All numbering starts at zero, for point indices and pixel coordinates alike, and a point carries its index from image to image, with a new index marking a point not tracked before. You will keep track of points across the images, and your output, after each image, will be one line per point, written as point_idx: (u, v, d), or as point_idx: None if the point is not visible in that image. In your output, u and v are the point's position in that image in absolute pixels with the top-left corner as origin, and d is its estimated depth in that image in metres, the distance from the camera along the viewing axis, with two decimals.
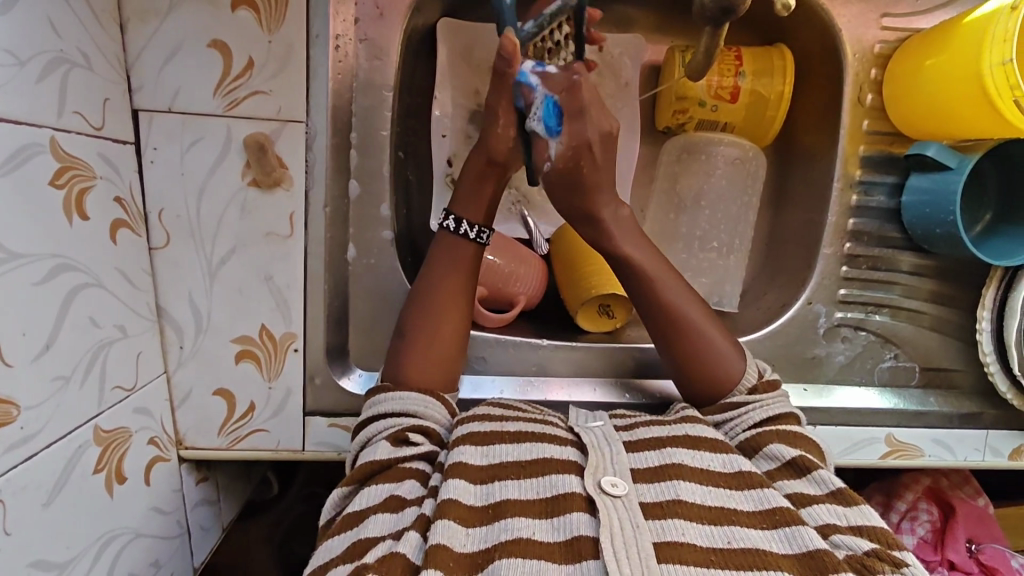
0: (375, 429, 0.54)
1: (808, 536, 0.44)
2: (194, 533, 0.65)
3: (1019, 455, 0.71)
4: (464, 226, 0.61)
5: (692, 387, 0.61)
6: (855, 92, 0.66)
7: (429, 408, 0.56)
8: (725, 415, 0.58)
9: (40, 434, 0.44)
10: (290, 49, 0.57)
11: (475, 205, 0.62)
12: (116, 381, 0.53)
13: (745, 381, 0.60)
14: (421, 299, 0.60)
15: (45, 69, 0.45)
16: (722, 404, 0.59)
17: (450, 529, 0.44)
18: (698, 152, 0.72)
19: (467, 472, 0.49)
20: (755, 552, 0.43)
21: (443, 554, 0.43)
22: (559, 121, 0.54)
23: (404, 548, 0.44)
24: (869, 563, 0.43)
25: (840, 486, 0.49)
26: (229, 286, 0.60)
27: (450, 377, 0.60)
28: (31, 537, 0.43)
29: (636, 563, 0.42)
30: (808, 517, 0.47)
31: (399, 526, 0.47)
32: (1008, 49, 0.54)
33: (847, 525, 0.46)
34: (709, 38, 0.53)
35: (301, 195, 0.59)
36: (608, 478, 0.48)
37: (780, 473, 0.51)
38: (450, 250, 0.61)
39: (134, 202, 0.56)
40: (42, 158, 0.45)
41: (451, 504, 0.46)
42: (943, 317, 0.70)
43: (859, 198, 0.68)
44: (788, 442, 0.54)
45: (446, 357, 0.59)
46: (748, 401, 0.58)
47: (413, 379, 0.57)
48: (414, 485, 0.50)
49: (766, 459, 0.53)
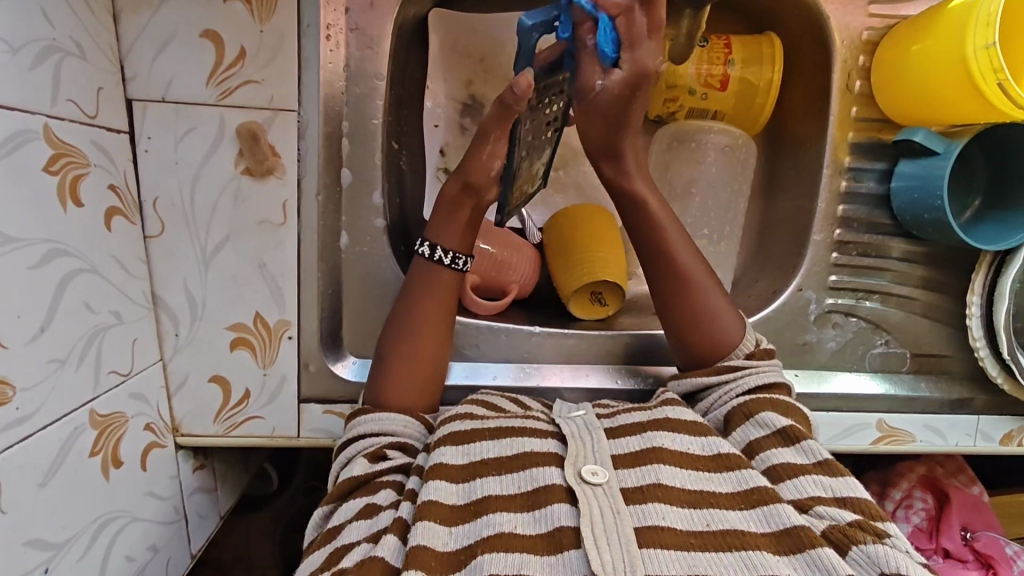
0: (353, 449, 0.55)
1: (784, 513, 0.45)
2: (191, 520, 0.66)
3: (1010, 440, 0.72)
4: (438, 252, 0.60)
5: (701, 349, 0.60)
6: (843, 79, 0.67)
7: (405, 426, 0.56)
8: (722, 377, 0.58)
9: (35, 415, 0.44)
10: (282, 39, 0.58)
11: (450, 228, 0.61)
12: (112, 366, 0.54)
13: (743, 347, 0.59)
14: (400, 331, 0.60)
15: (39, 58, 0.46)
16: (719, 366, 0.59)
17: (431, 530, 0.45)
18: (687, 141, 0.73)
19: (447, 472, 0.50)
20: (733, 534, 0.44)
21: (423, 555, 0.44)
22: (615, 48, 0.51)
23: (384, 552, 0.45)
24: (853, 533, 0.43)
25: (827, 456, 0.50)
26: (222, 273, 0.61)
27: (435, 399, 0.61)
28: (28, 515, 0.43)
29: (616, 549, 0.42)
30: (791, 488, 0.48)
31: (375, 529, 0.48)
32: (991, 33, 0.54)
33: (831, 496, 0.47)
34: (690, 20, 0.55)
35: (294, 183, 0.60)
36: (589, 467, 0.49)
37: (767, 441, 0.52)
38: (425, 276, 0.60)
39: (129, 191, 0.57)
40: (36, 145, 0.45)
41: (433, 506, 0.47)
42: (933, 303, 0.71)
43: (849, 184, 0.68)
44: (780, 411, 0.54)
45: (429, 383, 0.60)
46: (746, 366, 0.58)
47: (394, 403, 0.58)
48: (388, 492, 0.51)
49: (755, 426, 0.53)
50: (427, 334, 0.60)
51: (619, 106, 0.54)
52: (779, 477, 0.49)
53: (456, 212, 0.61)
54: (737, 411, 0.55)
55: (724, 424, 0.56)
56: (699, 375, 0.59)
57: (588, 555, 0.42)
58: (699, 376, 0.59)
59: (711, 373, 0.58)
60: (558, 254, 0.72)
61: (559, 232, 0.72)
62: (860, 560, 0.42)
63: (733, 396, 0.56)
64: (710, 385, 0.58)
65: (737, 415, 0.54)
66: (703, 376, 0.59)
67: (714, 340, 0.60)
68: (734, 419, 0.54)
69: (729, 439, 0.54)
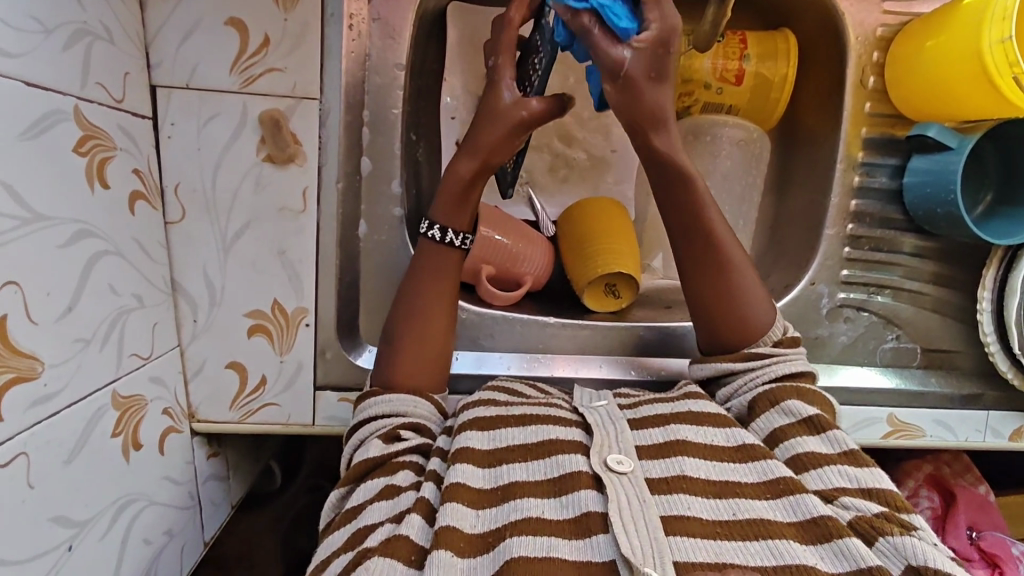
0: (367, 430, 0.55)
1: (811, 503, 0.45)
2: (205, 507, 0.66)
3: (1018, 436, 0.72)
4: (446, 233, 0.60)
5: (725, 330, 0.61)
6: (857, 75, 0.67)
7: (418, 406, 0.57)
8: (748, 363, 0.58)
9: (61, 393, 0.45)
10: (306, 27, 0.58)
11: (454, 204, 0.60)
12: (133, 349, 0.54)
13: (772, 333, 0.60)
14: (406, 308, 0.60)
15: (70, 39, 0.46)
16: (745, 353, 0.59)
17: (459, 511, 0.46)
18: (703, 135, 0.73)
19: (474, 457, 0.50)
20: (760, 523, 0.45)
21: (452, 535, 0.44)
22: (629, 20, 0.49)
23: (408, 530, 0.45)
24: (880, 524, 0.44)
25: (852, 446, 0.50)
26: (242, 259, 0.61)
27: (443, 378, 0.61)
28: (53, 492, 0.44)
29: (644, 535, 0.43)
30: (817, 478, 0.49)
31: (398, 509, 0.48)
32: (1007, 27, 0.55)
33: (858, 487, 0.47)
34: (713, 14, 0.54)
35: (314, 171, 0.61)
36: (615, 455, 0.49)
37: (794, 429, 0.52)
38: (434, 257, 0.61)
39: (152, 175, 0.57)
40: (66, 126, 0.46)
41: (460, 488, 0.47)
42: (944, 299, 0.71)
43: (862, 179, 0.69)
44: (806, 400, 0.54)
45: (439, 360, 0.60)
46: (774, 353, 0.58)
47: (404, 382, 0.58)
48: (409, 474, 0.51)
49: (780, 414, 0.54)
50: (436, 311, 0.60)
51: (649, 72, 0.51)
52: (805, 466, 0.50)
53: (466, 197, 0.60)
54: (764, 398, 0.55)
55: (749, 412, 0.56)
56: (726, 360, 0.59)
57: (617, 538, 0.42)
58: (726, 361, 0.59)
59: (735, 359, 0.59)
60: (573, 246, 0.72)
61: (573, 225, 0.73)
62: (887, 550, 0.43)
63: (760, 382, 0.57)
64: (737, 370, 0.58)
65: (764, 402, 0.55)
66: (729, 361, 0.59)
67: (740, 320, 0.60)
68: (760, 408, 0.55)
69: (753, 426, 0.55)
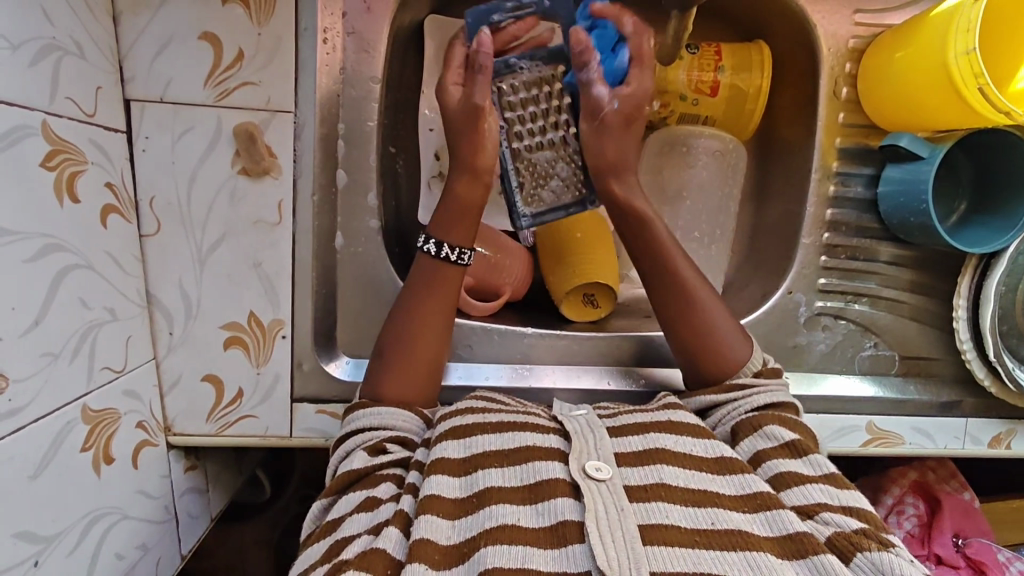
0: (352, 443, 0.55)
1: (787, 519, 0.45)
2: (182, 521, 0.66)
3: (998, 442, 0.73)
4: (445, 249, 0.61)
5: (696, 366, 0.61)
6: (830, 86, 0.68)
7: (407, 420, 0.57)
8: (727, 395, 0.58)
9: (28, 407, 0.45)
10: (279, 41, 0.59)
11: (454, 224, 0.61)
12: (105, 362, 0.54)
13: (750, 365, 0.59)
14: (400, 326, 0.60)
15: (39, 55, 0.46)
16: (728, 384, 0.58)
17: (434, 524, 0.46)
18: (679, 145, 0.73)
19: (447, 466, 0.50)
20: (737, 533, 0.44)
21: (427, 547, 0.44)
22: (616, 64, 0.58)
23: (385, 544, 0.45)
24: (859, 540, 0.44)
25: (832, 470, 0.50)
26: (217, 271, 0.61)
27: (434, 390, 0.61)
28: (17, 508, 0.43)
29: (621, 546, 0.43)
30: (798, 494, 0.48)
31: (376, 521, 0.48)
32: (971, 39, 0.56)
33: (839, 505, 0.47)
34: (678, 23, 0.55)
35: (289, 183, 0.61)
36: (593, 463, 0.49)
37: (776, 452, 0.52)
38: (428, 273, 0.61)
39: (126, 189, 0.57)
40: (34, 141, 0.46)
41: (435, 500, 0.47)
42: (922, 307, 0.72)
43: (837, 188, 0.69)
44: (787, 425, 0.54)
45: (430, 373, 0.60)
46: (753, 383, 0.58)
47: (393, 397, 0.58)
48: (390, 486, 0.51)
49: (762, 438, 0.53)
50: (427, 327, 0.60)
51: (635, 108, 0.58)
52: (785, 483, 0.49)
53: (455, 212, 0.61)
54: (746, 423, 0.55)
55: (732, 437, 0.55)
56: (709, 393, 0.59)
57: (593, 549, 0.42)
58: (701, 395, 0.59)
59: (721, 390, 0.58)
60: (550, 258, 0.73)
61: (550, 236, 0.73)
62: (864, 566, 0.42)
63: (739, 415, 0.56)
64: (718, 403, 0.58)
65: (746, 428, 0.54)
66: (714, 393, 0.58)
67: (713, 361, 0.60)
68: (742, 433, 0.54)
69: (737, 448, 0.54)
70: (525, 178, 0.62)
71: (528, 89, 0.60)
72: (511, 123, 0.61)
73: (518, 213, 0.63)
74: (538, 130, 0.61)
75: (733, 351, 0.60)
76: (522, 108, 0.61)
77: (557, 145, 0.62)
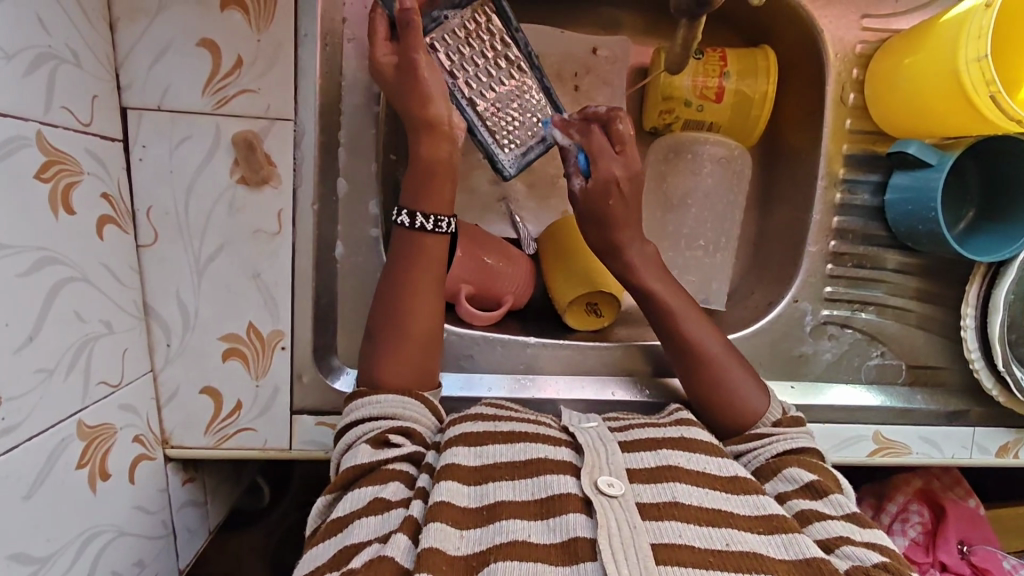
0: (355, 433, 0.54)
1: (803, 543, 0.44)
2: (180, 535, 0.65)
3: (1006, 452, 0.72)
4: (418, 219, 0.59)
5: (712, 415, 0.61)
6: (837, 91, 0.67)
7: (406, 408, 0.55)
8: (747, 445, 0.57)
9: (21, 425, 0.44)
10: (279, 48, 0.58)
11: (424, 194, 0.59)
12: (101, 376, 0.53)
13: (770, 415, 0.59)
14: (390, 308, 0.59)
15: (33, 64, 0.45)
16: (748, 434, 0.58)
17: (443, 532, 0.44)
18: (684, 152, 0.72)
19: (460, 473, 0.49)
20: (752, 557, 0.43)
21: (436, 557, 0.42)
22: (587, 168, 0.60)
23: (393, 552, 0.44)
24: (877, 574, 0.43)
25: (854, 510, 0.49)
26: (216, 282, 0.60)
27: (434, 367, 0.60)
28: (9, 529, 0.42)
29: (633, 564, 0.42)
30: (819, 529, 0.47)
31: (386, 529, 0.47)
32: (983, 45, 0.55)
33: (861, 540, 0.46)
34: (686, 31, 0.54)
35: (289, 193, 0.60)
36: (605, 477, 0.48)
37: (797, 494, 0.51)
38: (411, 245, 0.59)
39: (122, 199, 0.56)
40: (29, 152, 0.45)
41: (445, 507, 0.46)
42: (929, 315, 0.71)
43: (843, 196, 0.68)
44: (808, 468, 0.53)
45: (428, 350, 0.59)
46: (773, 433, 0.57)
47: (396, 384, 0.57)
48: (400, 486, 0.50)
49: (783, 481, 0.53)
50: (419, 304, 0.59)
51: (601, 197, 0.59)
52: (806, 519, 0.49)
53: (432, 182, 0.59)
54: (764, 470, 0.54)
55: None
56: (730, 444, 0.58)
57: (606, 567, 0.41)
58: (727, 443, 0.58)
59: (747, 439, 0.57)
60: (553, 266, 0.72)
61: (553, 246, 0.72)
62: None
63: (762, 460, 0.55)
64: (740, 451, 0.57)
65: (765, 474, 0.54)
66: (733, 443, 0.57)
67: (728, 413, 0.59)
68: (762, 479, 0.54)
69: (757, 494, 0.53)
70: (495, 128, 0.62)
71: (461, 36, 0.58)
72: (460, 77, 0.60)
73: (500, 163, 0.64)
74: (490, 73, 0.60)
75: (747, 402, 0.59)
76: (465, 58, 0.59)
77: (512, 83, 0.61)
